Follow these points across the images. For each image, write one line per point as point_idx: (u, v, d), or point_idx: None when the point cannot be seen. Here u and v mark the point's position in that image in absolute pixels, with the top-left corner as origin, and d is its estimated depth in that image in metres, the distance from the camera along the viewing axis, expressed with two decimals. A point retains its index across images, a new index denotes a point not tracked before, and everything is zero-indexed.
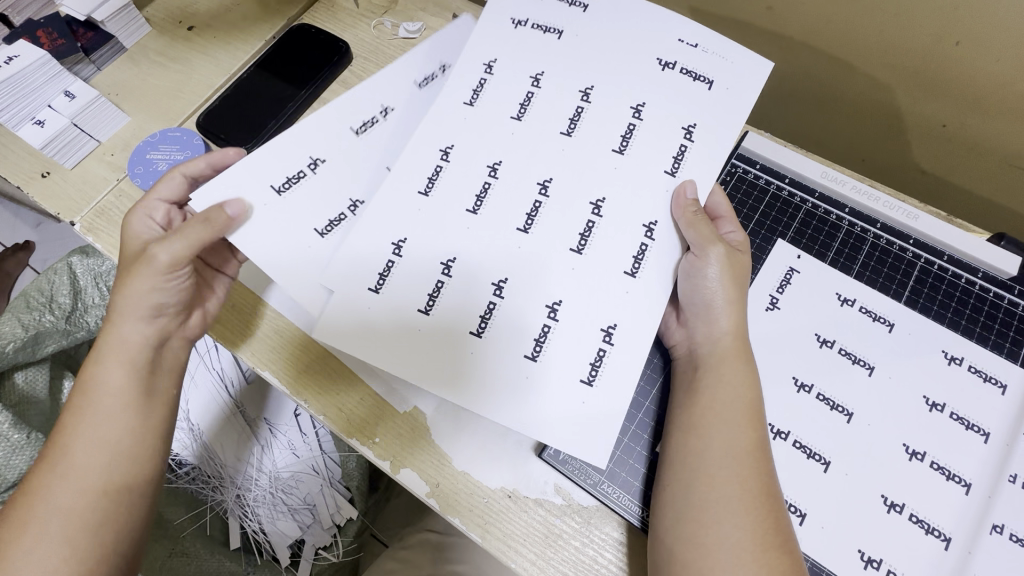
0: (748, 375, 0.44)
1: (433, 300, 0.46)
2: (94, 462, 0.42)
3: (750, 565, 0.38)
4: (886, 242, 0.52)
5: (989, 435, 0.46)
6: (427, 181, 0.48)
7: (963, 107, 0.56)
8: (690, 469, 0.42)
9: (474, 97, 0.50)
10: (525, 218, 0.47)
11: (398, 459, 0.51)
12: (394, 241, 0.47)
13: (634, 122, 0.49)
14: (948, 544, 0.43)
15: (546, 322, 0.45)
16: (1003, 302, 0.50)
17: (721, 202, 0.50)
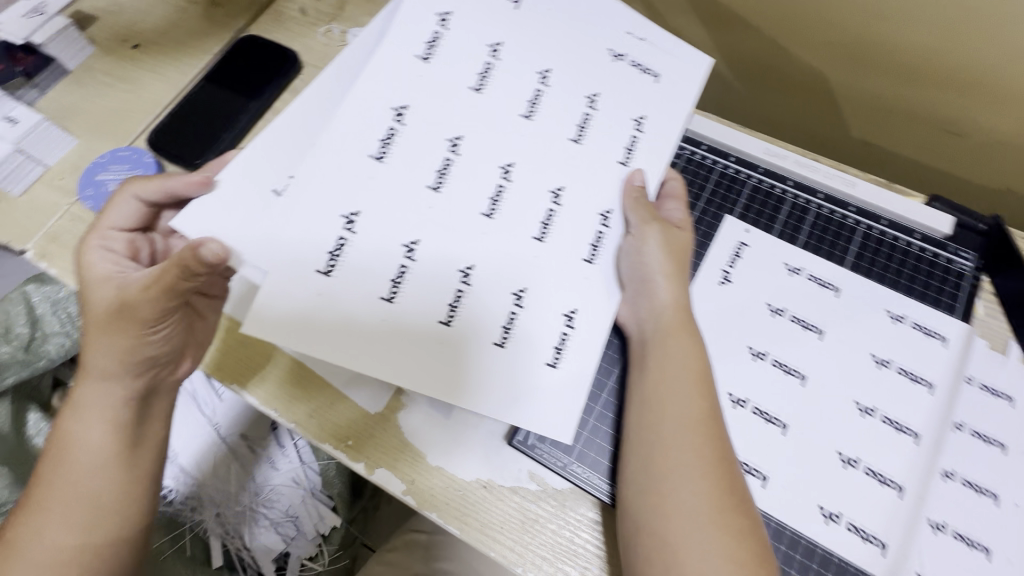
0: (695, 343, 0.44)
1: (397, 287, 0.41)
2: (77, 513, 0.41)
3: (709, 530, 0.38)
4: (827, 212, 0.54)
5: (934, 386, 0.47)
6: (382, 143, 0.43)
7: (892, 79, 0.63)
8: (645, 440, 0.42)
9: (429, 52, 0.46)
10: (490, 202, 0.43)
11: (372, 460, 0.50)
12: (346, 214, 0.41)
13: (588, 111, 0.47)
14: (902, 493, 0.44)
15: (512, 309, 0.42)
16: (939, 260, 0.52)
17: (676, 186, 0.51)
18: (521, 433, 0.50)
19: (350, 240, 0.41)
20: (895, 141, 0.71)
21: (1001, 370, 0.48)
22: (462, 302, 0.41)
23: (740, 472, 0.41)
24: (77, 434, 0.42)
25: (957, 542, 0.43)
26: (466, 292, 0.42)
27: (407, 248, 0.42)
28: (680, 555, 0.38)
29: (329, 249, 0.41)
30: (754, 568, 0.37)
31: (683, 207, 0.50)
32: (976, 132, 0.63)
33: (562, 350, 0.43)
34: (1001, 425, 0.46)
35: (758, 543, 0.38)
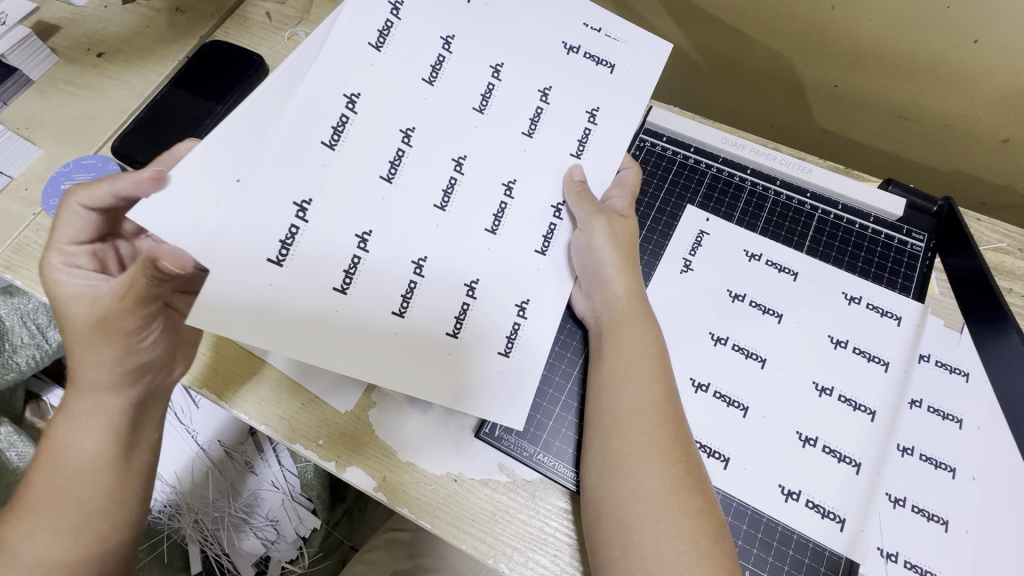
0: (650, 328, 0.45)
1: (350, 279, 0.40)
2: (69, 518, 0.41)
3: (665, 510, 0.38)
4: (785, 198, 0.56)
5: (888, 363, 0.49)
6: (334, 130, 0.39)
7: (848, 68, 0.65)
8: (604, 425, 0.42)
9: (383, 41, 0.41)
10: (441, 195, 0.42)
11: (342, 458, 0.50)
12: (298, 202, 0.38)
13: (540, 106, 0.46)
14: (859, 469, 0.45)
15: (464, 301, 0.43)
16: (893, 242, 0.53)
17: (631, 175, 0.50)
18: (489, 425, 0.50)
19: (303, 229, 0.39)
20: (856, 129, 0.72)
21: (956, 347, 0.49)
22: (415, 293, 0.41)
23: (698, 454, 0.42)
24: (69, 440, 0.41)
25: (915, 514, 0.44)
26: (419, 285, 0.42)
27: (360, 240, 0.40)
28: (638, 535, 0.38)
29: (282, 238, 0.38)
30: (710, 545, 0.38)
31: (628, 194, 0.49)
32: (931, 117, 0.65)
33: (514, 341, 0.44)
34: (956, 400, 0.47)
35: (714, 521, 0.39)
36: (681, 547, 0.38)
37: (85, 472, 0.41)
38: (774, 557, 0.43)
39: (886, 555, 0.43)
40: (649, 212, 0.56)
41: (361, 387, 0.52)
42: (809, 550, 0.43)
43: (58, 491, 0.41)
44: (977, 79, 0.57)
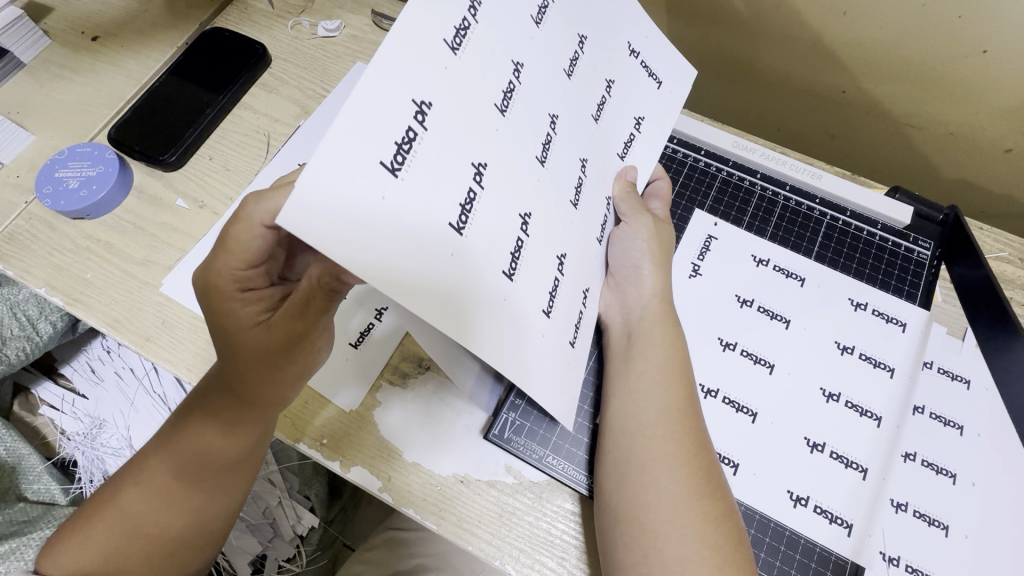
0: (674, 333, 0.46)
1: (468, 216, 0.31)
2: (192, 500, 0.43)
3: (688, 517, 0.39)
4: (795, 203, 0.56)
5: (893, 369, 0.49)
6: (455, 33, 0.31)
7: (856, 74, 0.65)
8: (627, 429, 0.43)
9: (541, 16, 0.37)
10: (541, 148, 0.37)
11: (348, 458, 0.49)
12: (418, 101, 0.29)
13: (603, 96, 0.43)
14: (865, 474, 0.46)
15: (556, 274, 0.39)
16: (900, 249, 0.54)
17: (663, 185, 0.52)
18: (498, 427, 0.50)
19: (421, 136, 0.29)
20: (861, 134, 0.73)
21: (958, 354, 0.50)
22: (523, 252, 0.35)
23: (716, 460, 0.43)
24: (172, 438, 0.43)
25: (917, 520, 0.45)
26: (525, 242, 0.35)
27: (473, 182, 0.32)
28: (660, 541, 0.39)
29: (397, 137, 0.28)
30: (731, 552, 0.38)
31: (665, 206, 0.51)
32: (935, 126, 0.66)
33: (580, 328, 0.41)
34: (958, 408, 0.48)
35: (734, 528, 0.39)
36: (703, 554, 0.38)
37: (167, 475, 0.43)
38: (781, 561, 0.44)
39: (888, 559, 0.44)
40: None
41: (368, 386, 0.51)
42: (816, 554, 0.44)
43: (139, 489, 0.43)
44: (983, 89, 0.58)
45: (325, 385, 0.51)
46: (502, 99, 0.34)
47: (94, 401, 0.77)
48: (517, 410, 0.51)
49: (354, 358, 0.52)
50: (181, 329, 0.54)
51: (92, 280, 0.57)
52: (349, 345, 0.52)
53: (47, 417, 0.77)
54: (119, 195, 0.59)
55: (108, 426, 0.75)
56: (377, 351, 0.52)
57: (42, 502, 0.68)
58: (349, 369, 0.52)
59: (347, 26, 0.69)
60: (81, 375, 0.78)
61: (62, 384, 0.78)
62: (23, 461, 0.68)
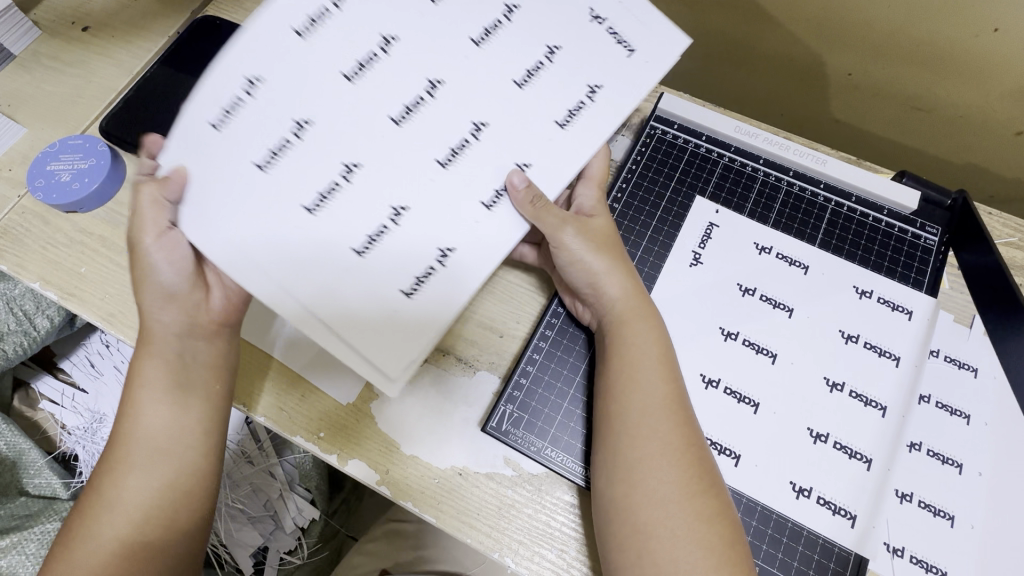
0: (655, 326, 0.44)
1: (323, 200, 0.38)
2: (146, 450, 0.40)
3: (679, 516, 0.38)
4: (799, 189, 0.55)
5: (899, 358, 0.48)
6: (404, 109, 0.39)
7: (862, 55, 0.63)
8: (616, 427, 0.42)
9: (485, 37, 0.41)
10: (404, 110, 0.39)
11: (345, 452, 0.49)
12: (299, 120, 0.38)
13: (543, 63, 0.42)
14: (869, 465, 0.45)
15: (432, 263, 0.39)
16: (907, 236, 0.52)
17: (596, 166, 0.48)
18: (496, 420, 0.49)
19: (295, 145, 0.38)
20: (865, 118, 0.71)
21: (966, 342, 0.49)
22: (382, 237, 0.38)
23: (709, 454, 0.42)
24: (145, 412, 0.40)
25: (922, 510, 0.44)
26: (390, 229, 0.39)
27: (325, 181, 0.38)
28: (652, 542, 0.38)
29: (271, 146, 0.37)
30: (725, 549, 0.38)
31: (597, 191, 0.48)
32: (943, 108, 0.64)
33: (423, 282, 0.39)
34: (965, 397, 0.47)
35: (729, 523, 0.39)
36: (696, 553, 0.38)
37: (160, 453, 0.40)
38: (784, 553, 0.43)
39: (892, 550, 0.43)
40: (660, 203, 0.54)
41: (364, 378, 0.51)
42: (818, 546, 0.43)
43: (106, 470, 0.41)
44: (993, 69, 0.56)
45: (320, 377, 0.50)
46: (355, 69, 0.39)
47: (94, 395, 0.77)
48: (515, 402, 0.50)
49: None
50: None
51: (86, 274, 0.56)
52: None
53: (48, 412, 0.77)
54: (111, 188, 0.59)
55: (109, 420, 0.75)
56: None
57: (44, 496, 0.68)
58: (345, 362, 0.51)
59: None
60: (81, 369, 0.78)
61: (62, 378, 0.78)
62: (23, 456, 0.69)
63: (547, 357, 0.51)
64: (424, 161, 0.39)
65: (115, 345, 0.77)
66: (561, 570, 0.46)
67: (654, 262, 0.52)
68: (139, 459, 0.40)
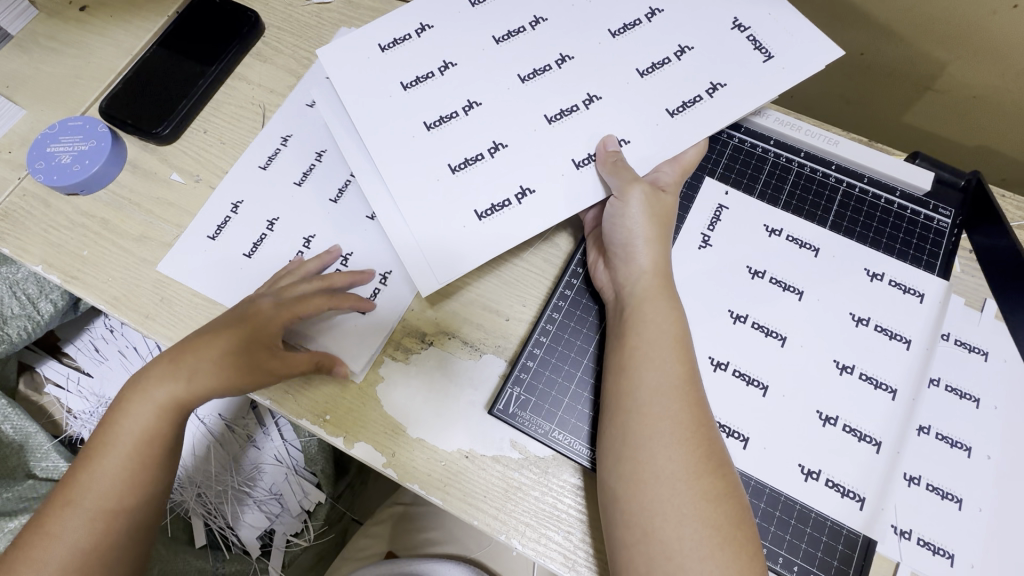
0: (672, 307, 0.45)
1: (439, 122, 0.52)
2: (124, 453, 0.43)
3: (687, 497, 0.38)
4: (810, 170, 0.54)
5: (910, 341, 0.48)
6: (439, 118, 0.52)
7: (877, 34, 0.62)
8: (626, 407, 0.42)
9: (559, 62, 0.53)
10: (531, 71, 0.53)
11: (351, 434, 0.49)
12: (470, 100, 0.53)
13: (670, 58, 0.53)
14: (879, 448, 0.45)
15: (511, 198, 0.50)
16: (920, 218, 0.52)
17: (689, 155, 0.51)
18: (503, 402, 0.49)
19: (460, 117, 0.52)
20: (876, 100, 0.70)
21: (977, 326, 0.48)
22: (477, 162, 0.51)
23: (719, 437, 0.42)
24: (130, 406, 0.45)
25: (930, 493, 0.44)
26: (485, 159, 0.51)
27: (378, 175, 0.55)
28: (658, 521, 0.38)
29: (443, 114, 0.52)
30: (732, 530, 0.38)
31: (678, 173, 0.50)
32: (957, 88, 0.62)
33: (493, 212, 0.50)
34: (975, 380, 0.47)
35: (738, 505, 0.39)
36: (701, 533, 0.38)
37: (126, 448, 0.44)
38: (792, 535, 0.43)
39: (899, 532, 0.43)
40: None
41: (371, 360, 0.50)
42: (827, 528, 0.43)
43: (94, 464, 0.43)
44: (1010, 48, 0.55)
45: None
46: (412, 81, 0.53)
47: (99, 380, 0.77)
48: (522, 385, 0.50)
49: (358, 330, 0.51)
50: (179, 305, 0.53)
51: (88, 257, 0.56)
52: (352, 318, 0.51)
53: (53, 396, 0.77)
54: (113, 170, 0.58)
55: None
56: (380, 322, 0.51)
57: (51, 479, 0.68)
58: (353, 342, 0.51)
59: None
60: (85, 353, 0.78)
61: (67, 363, 0.78)
62: (30, 439, 0.69)
63: (555, 340, 0.51)
64: (534, 115, 0.52)
65: (120, 329, 0.77)
66: (568, 552, 0.46)
67: None
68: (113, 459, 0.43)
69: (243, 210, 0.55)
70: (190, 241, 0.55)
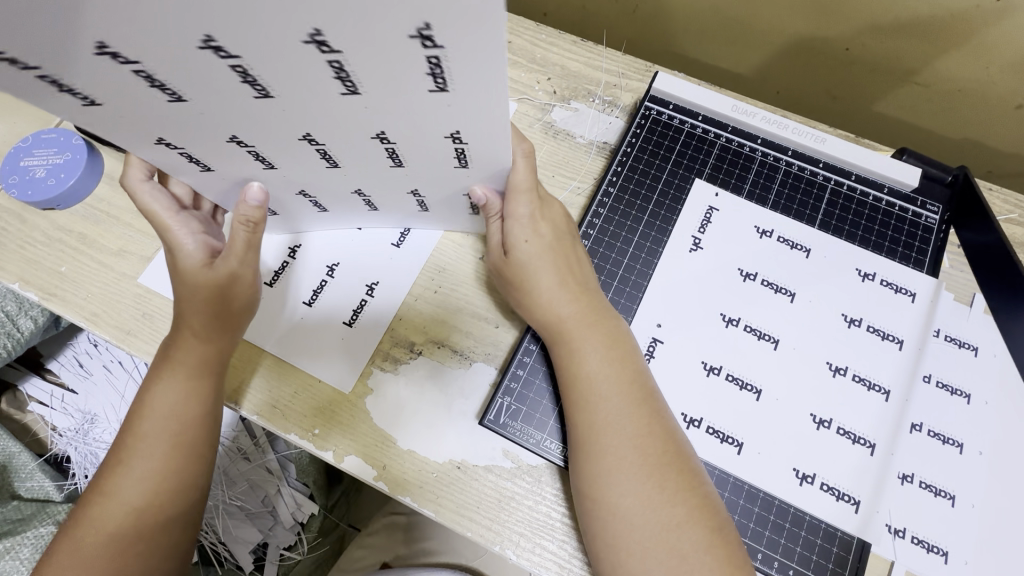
0: (607, 338, 0.44)
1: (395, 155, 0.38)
2: (147, 480, 0.42)
3: (648, 529, 0.38)
4: (798, 169, 0.53)
5: (903, 341, 0.47)
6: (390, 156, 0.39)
7: (863, 30, 0.61)
8: (584, 445, 0.41)
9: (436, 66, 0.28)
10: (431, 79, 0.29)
11: (341, 449, 0.48)
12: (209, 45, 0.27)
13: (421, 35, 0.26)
14: (873, 449, 0.44)
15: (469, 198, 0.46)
16: (908, 214, 0.51)
17: (520, 171, 0.42)
18: (493, 412, 0.48)
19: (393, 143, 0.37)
20: (865, 95, 0.70)
21: (967, 321, 0.48)
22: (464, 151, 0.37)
23: (695, 461, 0.42)
24: (148, 420, 0.43)
25: (923, 491, 0.44)
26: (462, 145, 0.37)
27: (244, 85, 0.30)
28: (623, 553, 0.38)
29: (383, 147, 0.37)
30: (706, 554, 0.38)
31: (525, 199, 0.44)
32: (942, 83, 0.62)
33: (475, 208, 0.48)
34: (966, 376, 0.47)
35: (714, 518, 0.39)
36: (669, 560, 0.38)
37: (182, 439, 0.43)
38: (786, 539, 0.43)
39: (894, 531, 0.43)
40: (657, 186, 0.53)
41: (359, 370, 0.50)
42: (821, 531, 0.43)
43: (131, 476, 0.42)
44: (995, 44, 0.55)
45: (314, 358, 0.49)
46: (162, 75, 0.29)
47: (84, 395, 0.75)
48: (513, 394, 0.49)
49: (343, 339, 0.50)
50: (163, 321, 0.52)
51: (67, 274, 0.54)
52: (342, 324, 0.51)
53: (37, 413, 0.75)
54: (90, 183, 0.56)
55: (100, 421, 0.73)
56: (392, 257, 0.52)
57: (37, 499, 0.68)
58: (338, 353, 0.50)
59: None
60: (69, 369, 0.76)
61: (50, 380, 0.76)
62: (14, 459, 0.68)
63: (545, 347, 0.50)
64: None
65: (105, 344, 0.75)
66: (563, 561, 0.45)
67: (653, 247, 0.51)
68: (144, 459, 0.42)
69: None
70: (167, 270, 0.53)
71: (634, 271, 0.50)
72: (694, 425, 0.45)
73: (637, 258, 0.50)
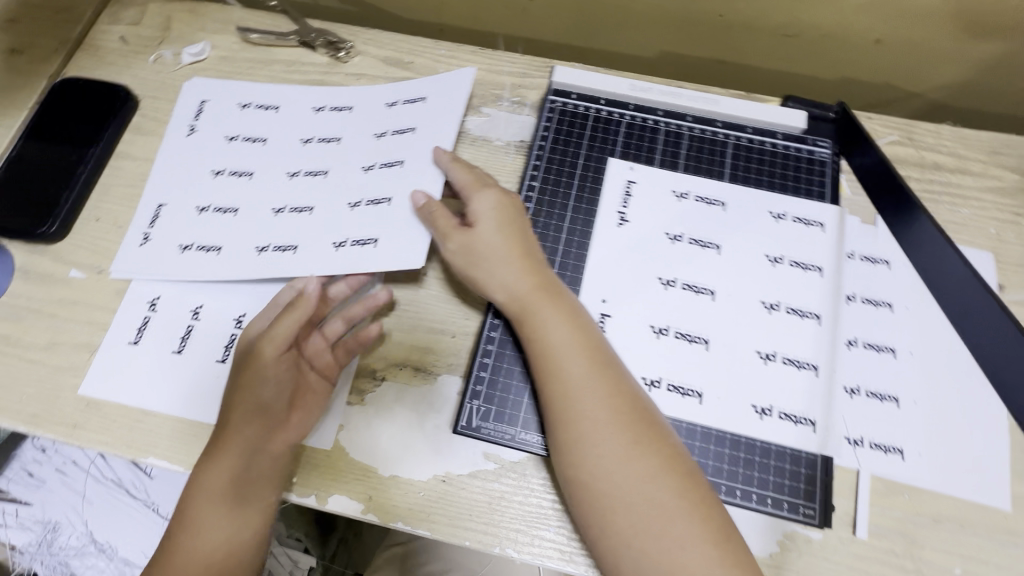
0: (561, 308, 0.46)
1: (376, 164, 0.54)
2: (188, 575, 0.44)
3: (626, 480, 0.40)
4: (699, 132, 0.57)
5: (823, 268, 0.51)
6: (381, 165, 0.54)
7: None
8: (556, 412, 0.43)
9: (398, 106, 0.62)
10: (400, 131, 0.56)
11: (322, 491, 0.47)
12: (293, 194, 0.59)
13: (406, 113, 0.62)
14: (818, 372, 0.48)
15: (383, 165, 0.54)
16: (803, 154, 0.56)
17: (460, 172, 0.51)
18: (466, 418, 0.49)
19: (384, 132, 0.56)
20: (748, 55, 0.75)
21: (874, 239, 0.53)
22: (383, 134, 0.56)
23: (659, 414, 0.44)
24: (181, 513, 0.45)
25: (869, 399, 0.47)
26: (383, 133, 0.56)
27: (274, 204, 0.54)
28: (611, 510, 0.40)
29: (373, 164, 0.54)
30: (680, 498, 0.40)
31: (471, 190, 0.50)
32: (810, 32, 0.68)
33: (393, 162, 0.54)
34: (884, 287, 0.51)
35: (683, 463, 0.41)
36: (651, 511, 0.39)
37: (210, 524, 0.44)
38: (759, 471, 0.46)
39: (851, 441, 0.46)
40: (576, 172, 0.55)
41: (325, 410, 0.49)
42: (788, 456, 0.46)
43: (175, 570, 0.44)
44: None
45: None
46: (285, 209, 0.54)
47: (40, 505, 0.70)
48: (481, 397, 0.50)
49: None
50: (109, 405, 0.50)
51: None
52: None
53: None
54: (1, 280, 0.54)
55: (63, 527, 0.69)
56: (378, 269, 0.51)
57: None
58: None
59: (214, 48, 0.63)
60: (16, 482, 0.71)
61: None
62: None
63: (502, 345, 0.51)
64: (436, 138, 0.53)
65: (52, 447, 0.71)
66: (561, 546, 0.46)
67: (583, 230, 0.53)
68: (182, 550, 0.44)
69: (161, 303, 0.53)
70: (106, 360, 0.51)
71: (571, 255, 0.52)
72: (655, 386, 0.47)
73: (571, 242, 0.53)
